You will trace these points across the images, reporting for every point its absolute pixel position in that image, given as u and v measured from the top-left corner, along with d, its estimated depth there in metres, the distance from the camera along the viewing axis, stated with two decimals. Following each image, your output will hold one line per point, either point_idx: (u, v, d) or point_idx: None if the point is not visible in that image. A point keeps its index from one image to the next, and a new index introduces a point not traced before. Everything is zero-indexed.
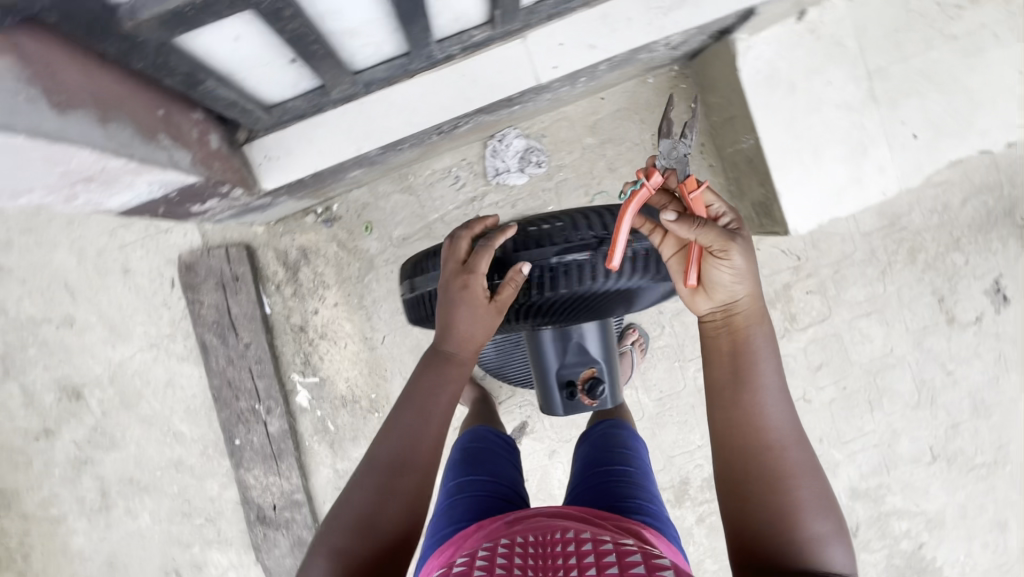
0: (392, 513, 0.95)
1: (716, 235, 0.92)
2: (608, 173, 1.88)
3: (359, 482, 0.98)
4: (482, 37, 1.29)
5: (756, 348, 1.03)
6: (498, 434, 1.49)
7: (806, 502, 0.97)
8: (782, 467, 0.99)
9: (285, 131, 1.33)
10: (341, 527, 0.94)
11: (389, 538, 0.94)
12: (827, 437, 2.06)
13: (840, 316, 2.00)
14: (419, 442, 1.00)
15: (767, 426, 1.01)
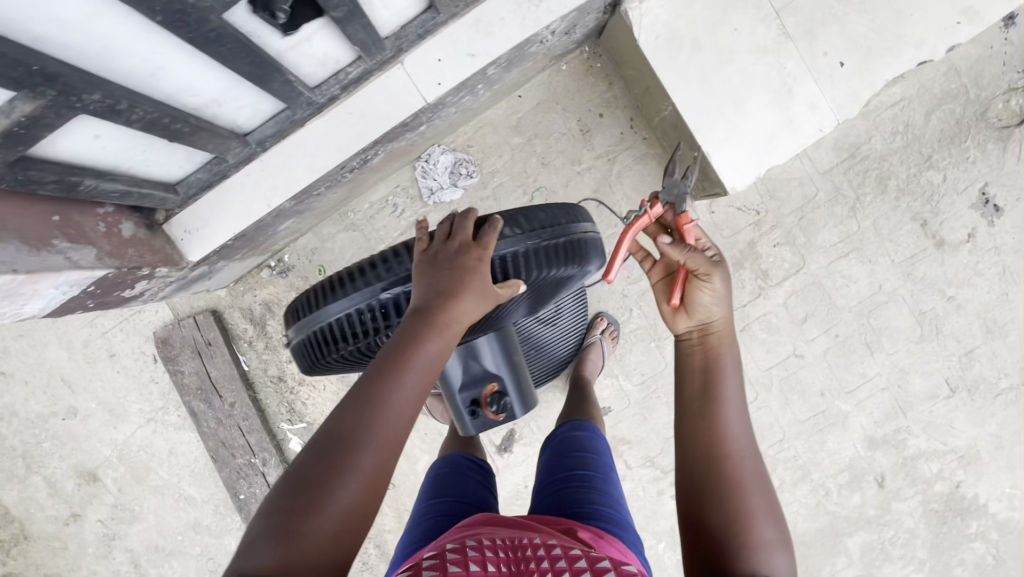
0: (344, 512, 0.76)
1: (701, 258, 1.05)
2: (542, 169, 1.87)
3: (307, 467, 0.77)
4: (359, 71, 1.30)
5: (720, 365, 1.07)
6: (472, 459, 1.45)
7: (757, 510, 0.94)
8: (735, 473, 0.97)
9: (197, 203, 1.38)
10: (279, 521, 0.73)
11: (340, 528, 0.75)
12: (829, 390, 1.95)
13: (816, 263, 1.90)
14: (385, 432, 0.81)
15: (726, 434, 1.01)
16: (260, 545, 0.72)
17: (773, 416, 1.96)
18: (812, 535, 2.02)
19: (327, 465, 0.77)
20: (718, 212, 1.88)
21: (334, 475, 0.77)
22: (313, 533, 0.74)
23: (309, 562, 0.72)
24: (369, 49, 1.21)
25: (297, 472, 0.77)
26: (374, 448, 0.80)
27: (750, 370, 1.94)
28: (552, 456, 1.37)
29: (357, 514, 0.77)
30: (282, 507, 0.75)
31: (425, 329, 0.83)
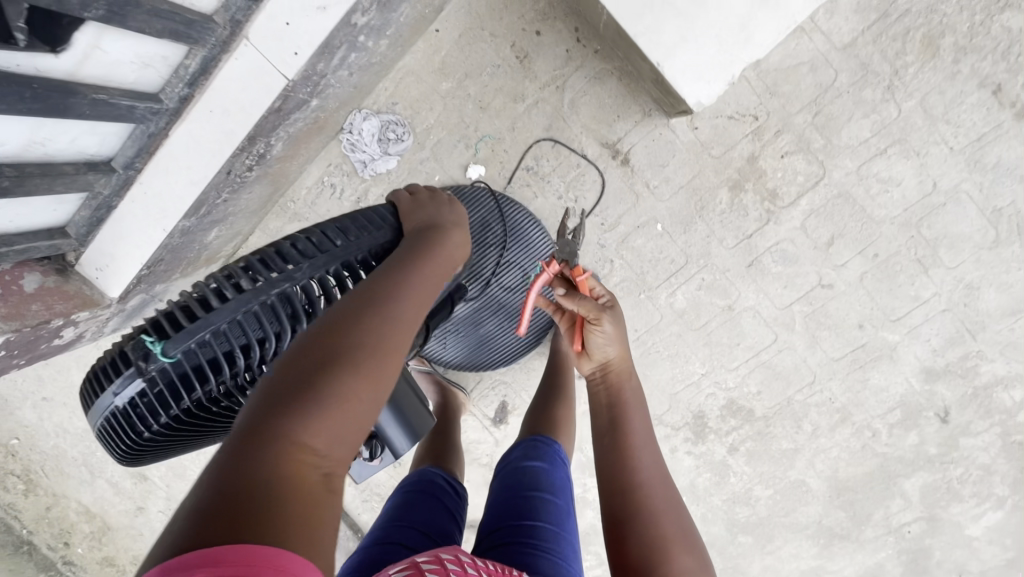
0: (346, 410, 0.61)
1: (591, 306, 1.03)
2: (482, 113, 1.59)
3: (302, 357, 0.62)
4: (199, 63, 1.11)
5: (625, 400, 1.03)
6: (451, 483, 1.12)
7: (673, 540, 0.87)
8: (650, 502, 0.91)
9: (98, 239, 1.31)
10: (269, 415, 0.57)
11: (359, 400, 0.62)
12: (870, 321, 1.60)
13: (842, 169, 1.50)
14: (394, 325, 0.69)
15: (636, 461, 0.96)
16: (238, 450, 0.55)
17: (799, 357, 1.66)
18: (859, 480, 1.77)
19: (330, 352, 0.63)
20: (703, 126, 1.52)
21: (335, 362, 0.62)
22: (309, 430, 0.58)
23: (319, 434, 0.58)
24: (186, 37, 1.02)
25: (290, 364, 0.62)
26: (382, 341, 0.67)
27: (766, 310, 1.63)
28: (499, 488, 1.07)
29: (354, 411, 0.61)
30: (267, 403, 0.59)
31: (424, 252, 0.80)
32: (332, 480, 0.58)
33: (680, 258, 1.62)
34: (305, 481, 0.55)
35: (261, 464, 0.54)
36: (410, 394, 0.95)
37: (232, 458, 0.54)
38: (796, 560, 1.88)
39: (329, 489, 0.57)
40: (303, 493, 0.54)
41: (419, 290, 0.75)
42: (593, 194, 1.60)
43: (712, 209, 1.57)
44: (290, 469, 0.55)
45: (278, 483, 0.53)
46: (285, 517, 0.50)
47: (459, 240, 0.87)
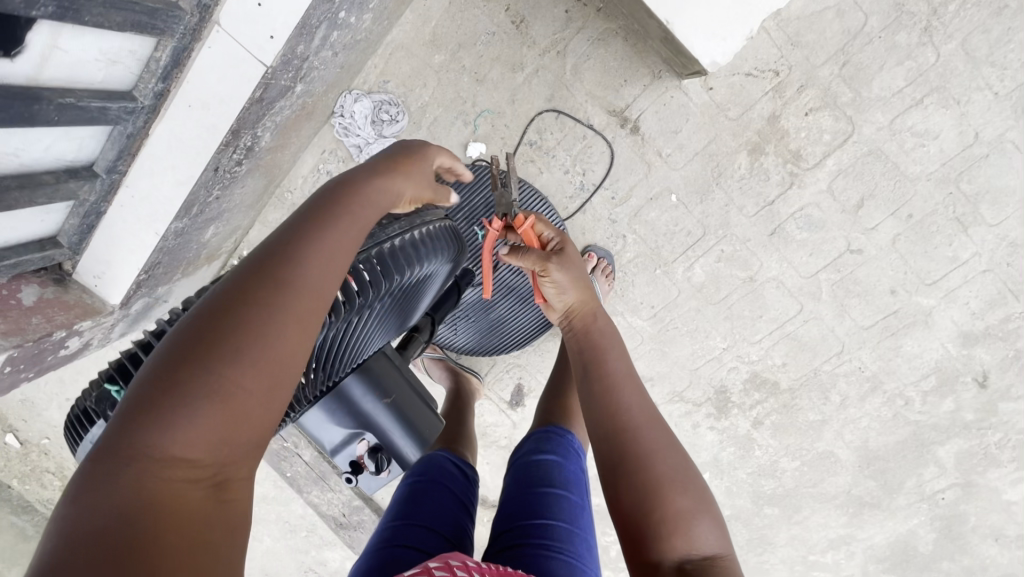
0: (229, 409, 0.51)
1: (532, 256, 0.97)
2: (479, 86, 1.49)
3: (171, 352, 0.53)
4: (170, 55, 1.03)
5: (596, 341, 0.94)
6: (460, 466, 0.90)
7: (666, 485, 0.78)
8: (638, 445, 0.81)
9: (91, 247, 1.28)
10: (129, 428, 0.48)
11: (244, 394, 0.52)
12: (903, 286, 1.51)
13: (873, 124, 1.38)
14: (292, 301, 0.58)
15: (618, 405, 0.85)
16: (93, 472, 0.46)
17: (827, 327, 1.58)
18: (891, 448, 1.71)
19: (203, 341, 0.53)
20: (719, 86, 1.40)
21: (210, 353, 0.52)
22: (179, 438, 0.49)
23: (192, 439, 0.49)
24: (151, 27, 0.94)
25: (158, 362, 0.53)
26: (274, 319, 0.56)
27: (791, 280, 1.54)
28: (511, 484, 1.03)
29: (240, 407, 0.52)
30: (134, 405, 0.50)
31: (343, 206, 0.68)
32: (225, 491, 0.50)
33: (697, 230, 1.52)
34: (179, 499, 0.46)
35: (117, 488, 0.45)
36: (415, 399, 0.90)
37: (86, 484, 0.46)
38: (825, 529, 1.85)
39: (217, 503, 0.48)
40: (174, 513, 0.45)
41: (329, 252, 0.63)
42: (602, 166, 1.51)
43: (730, 175, 1.46)
44: (159, 487, 0.46)
45: (138, 508, 0.44)
46: (146, 545, 0.42)
47: (392, 185, 0.74)
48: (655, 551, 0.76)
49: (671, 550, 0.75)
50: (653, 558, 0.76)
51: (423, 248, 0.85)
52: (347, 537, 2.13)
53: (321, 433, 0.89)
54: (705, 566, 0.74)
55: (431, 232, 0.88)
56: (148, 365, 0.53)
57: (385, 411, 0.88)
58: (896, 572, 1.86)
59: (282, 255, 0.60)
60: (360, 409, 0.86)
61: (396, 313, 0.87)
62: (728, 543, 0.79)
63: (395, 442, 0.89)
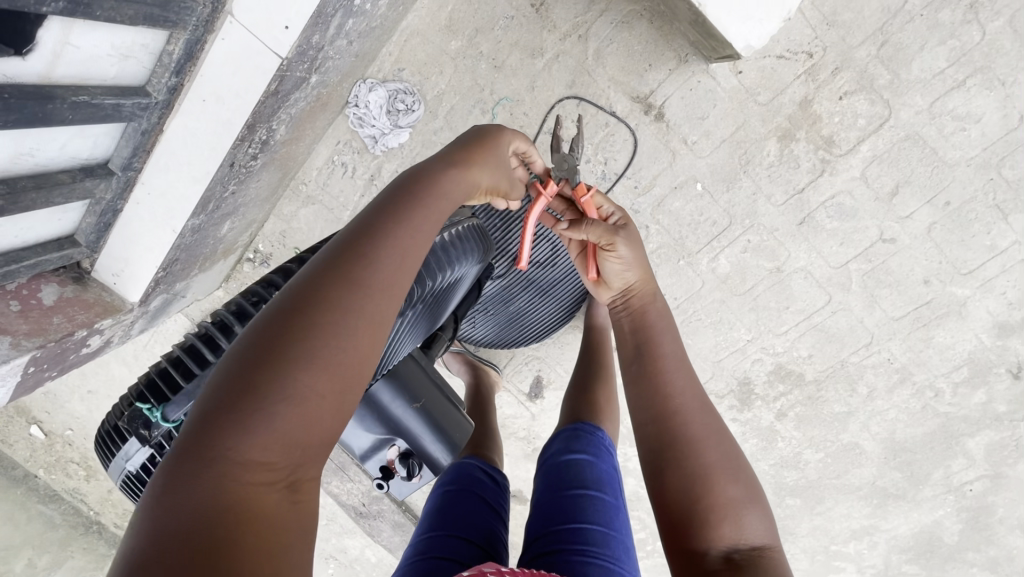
0: (304, 412, 0.54)
1: (597, 227, 0.93)
2: (497, 72, 1.44)
3: (250, 353, 0.56)
4: (183, 48, 1.00)
5: (649, 322, 0.91)
6: (490, 472, 0.88)
7: (712, 472, 0.76)
8: (686, 430, 0.79)
9: (109, 245, 1.27)
10: (213, 428, 0.52)
11: (318, 402, 0.55)
12: (937, 275, 1.46)
13: (912, 107, 1.32)
14: (360, 309, 0.59)
15: (668, 389, 0.83)
16: (179, 469, 0.51)
17: (856, 318, 1.54)
18: (919, 440, 1.67)
19: (279, 345, 0.56)
20: (748, 69, 1.34)
21: (287, 357, 0.55)
22: (259, 439, 0.52)
23: (269, 444, 0.53)
24: (164, 19, 0.91)
25: (239, 360, 0.56)
26: (344, 325, 0.58)
27: (819, 271, 1.50)
28: (542, 486, 1.02)
29: (312, 413, 0.55)
30: (217, 406, 0.54)
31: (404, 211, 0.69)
32: (297, 490, 0.54)
33: (723, 219, 1.48)
34: (257, 498, 0.50)
35: (204, 485, 0.50)
36: (444, 402, 0.89)
37: (177, 477, 0.50)
38: (847, 520, 1.83)
39: (291, 504, 0.52)
40: (253, 513, 0.49)
41: (394, 255, 0.65)
42: (624, 155, 1.46)
43: (759, 163, 1.41)
44: (239, 486, 0.50)
45: (223, 506, 0.49)
46: (230, 545, 0.46)
47: (452, 184, 0.75)
48: (700, 540, 0.74)
49: (717, 539, 0.73)
50: (699, 548, 0.73)
51: (451, 252, 0.84)
52: (367, 526, 2.15)
53: (350, 439, 0.89)
54: (753, 557, 0.72)
55: (460, 234, 0.87)
56: (229, 361, 0.57)
57: (415, 415, 0.86)
58: (919, 563, 1.85)
59: (352, 259, 0.62)
60: (389, 414, 0.86)
61: (426, 316, 0.86)
62: (775, 536, 0.76)
63: (425, 447, 0.87)
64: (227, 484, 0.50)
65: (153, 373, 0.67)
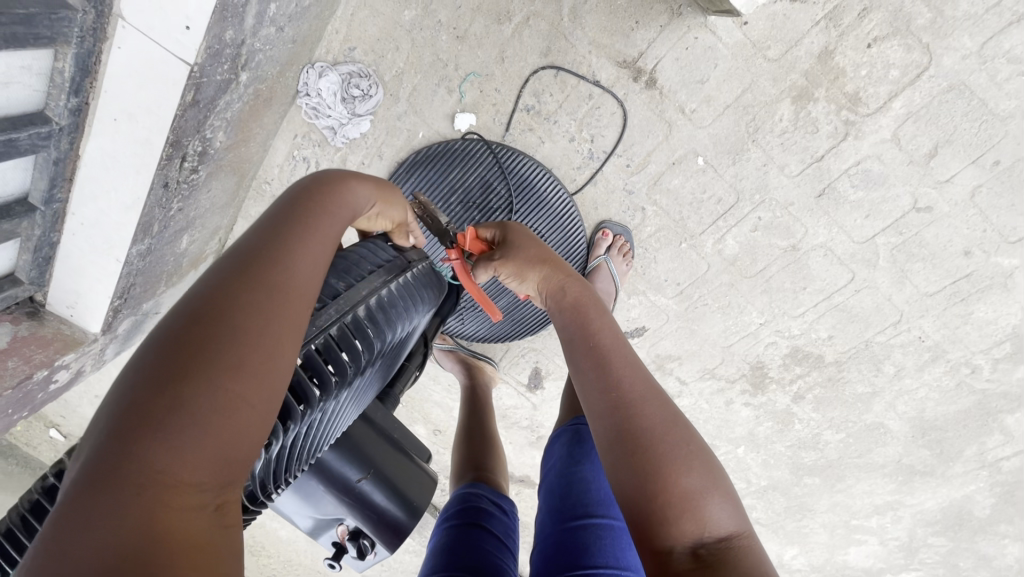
0: (231, 423, 0.45)
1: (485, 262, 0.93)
2: (460, 44, 1.25)
3: (151, 371, 0.45)
4: (74, 64, 0.86)
5: (590, 318, 0.85)
6: (497, 503, 1.16)
7: (669, 460, 0.66)
8: (637, 420, 0.70)
9: (58, 278, 1.19)
10: (118, 459, 0.41)
11: (234, 409, 0.46)
12: (979, 245, 1.27)
13: (958, 51, 1.10)
14: (279, 304, 0.54)
15: (613, 382, 0.74)
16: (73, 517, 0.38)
17: (883, 296, 1.37)
18: (951, 418, 1.54)
19: (193, 351, 0.47)
20: (756, 19, 1.13)
21: (204, 362, 0.46)
22: (180, 456, 0.42)
23: (185, 456, 0.42)
24: (33, 38, 0.76)
25: (136, 381, 0.45)
26: (267, 321, 0.52)
27: (841, 247, 1.32)
28: (543, 516, 0.99)
29: (232, 419, 0.45)
30: (111, 437, 0.42)
31: (307, 214, 0.66)
32: (228, 514, 0.44)
33: (729, 196, 1.30)
34: (187, 527, 0.40)
35: (113, 522, 0.38)
36: (407, 463, 0.82)
37: (80, 524, 0.37)
38: (870, 496, 1.73)
39: (223, 527, 0.42)
40: (187, 545, 0.38)
41: (306, 260, 0.60)
42: (613, 130, 1.28)
43: (770, 129, 1.22)
44: (165, 518, 0.39)
45: (147, 543, 0.37)
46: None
47: (359, 196, 0.74)
48: (664, 537, 0.63)
49: (680, 535, 0.63)
50: (663, 546, 0.63)
51: (392, 310, 0.78)
52: None
53: (303, 506, 0.81)
54: (721, 551, 0.61)
55: (405, 283, 0.83)
56: (121, 391, 0.45)
57: (370, 486, 0.78)
58: (946, 535, 1.76)
59: (264, 262, 0.56)
60: (342, 487, 0.77)
61: (365, 387, 0.78)
62: (748, 526, 0.65)
63: (388, 517, 0.79)
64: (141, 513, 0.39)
65: (40, 490, 0.59)
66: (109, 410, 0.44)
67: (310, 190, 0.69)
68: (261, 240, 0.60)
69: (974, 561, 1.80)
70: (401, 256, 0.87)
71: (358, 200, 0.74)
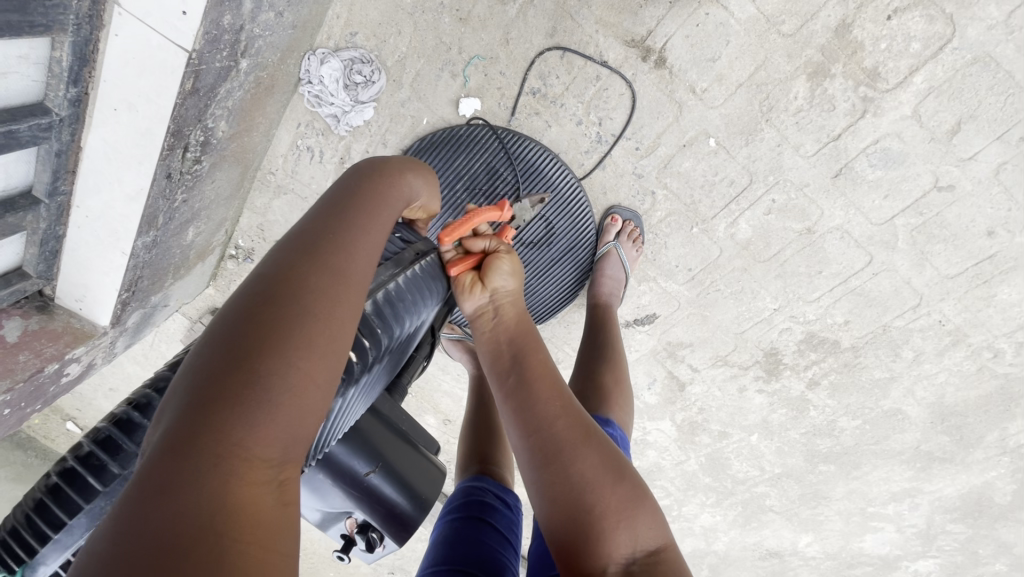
0: (297, 401, 0.49)
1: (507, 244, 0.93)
2: (463, 27, 1.22)
3: (230, 344, 0.49)
4: (72, 52, 0.85)
5: (531, 336, 0.87)
6: (503, 498, 1.14)
7: (595, 478, 0.68)
8: (557, 437, 0.72)
9: (66, 272, 1.19)
10: (201, 429, 0.44)
11: (300, 396, 0.49)
12: (1003, 224, 1.23)
13: (982, 21, 1.05)
14: (342, 291, 0.57)
15: (535, 402, 0.76)
16: (154, 480, 0.41)
17: (901, 279, 1.33)
18: (971, 403, 1.50)
19: (265, 330, 0.50)
20: None
21: (280, 345, 0.49)
22: (253, 436, 0.45)
23: (258, 435, 0.46)
24: (29, 26, 0.75)
25: (217, 352, 0.49)
26: (331, 307, 0.55)
27: (859, 229, 1.28)
28: None
29: (300, 404, 0.49)
30: (194, 408, 0.46)
31: (367, 200, 0.67)
32: (288, 491, 0.47)
33: (742, 178, 1.26)
34: (253, 498, 0.43)
35: (194, 489, 0.41)
36: (414, 456, 0.81)
37: (162, 477, 0.41)
38: (887, 483, 1.70)
39: (282, 506, 0.45)
40: (249, 515, 0.42)
41: (367, 249, 0.63)
42: (622, 112, 1.25)
43: (785, 108, 1.18)
44: (234, 486, 0.43)
45: (219, 509, 0.41)
46: (226, 557, 0.39)
47: (412, 187, 0.75)
48: (597, 556, 0.66)
49: (613, 551, 0.66)
50: (597, 565, 0.65)
51: (402, 303, 0.77)
52: None
53: (310, 501, 0.80)
54: (648, 565, 0.65)
55: (412, 277, 0.80)
56: (202, 358, 0.49)
57: (379, 479, 0.77)
58: (965, 522, 1.73)
59: (328, 246, 0.59)
60: (351, 480, 0.77)
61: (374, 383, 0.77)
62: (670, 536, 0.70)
63: (399, 511, 0.79)
64: (216, 485, 0.42)
65: (42, 489, 0.58)
66: (193, 381, 0.48)
67: (373, 175, 0.71)
68: (325, 222, 0.62)
69: (994, 548, 1.77)
70: (409, 247, 0.83)
71: (410, 191, 0.76)
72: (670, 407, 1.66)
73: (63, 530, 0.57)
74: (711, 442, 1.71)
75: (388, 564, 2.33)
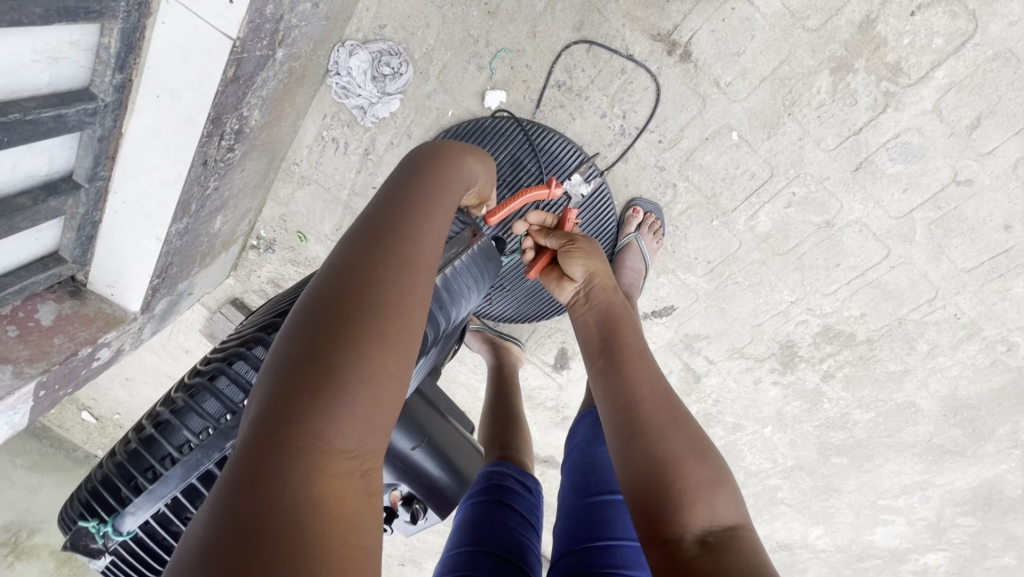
0: (373, 393, 0.51)
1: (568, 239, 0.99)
2: (491, 20, 1.24)
3: (306, 342, 0.52)
4: (119, 39, 0.87)
5: (620, 322, 0.93)
6: (522, 481, 1.15)
7: (680, 452, 0.74)
8: (648, 412, 0.79)
9: (100, 258, 1.21)
10: (288, 422, 0.47)
11: (378, 384, 0.52)
12: (1019, 218, 1.25)
13: (1004, 17, 1.08)
14: (408, 282, 0.59)
15: (630, 380, 0.83)
16: (252, 469, 0.45)
17: (918, 273, 1.35)
18: (984, 396, 1.52)
19: (341, 324, 0.53)
20: None
21: (355, 337, 0.52)
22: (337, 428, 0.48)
23: (343, 424, 0.49)
24: (84, 11, 0.77)
25: (295, 350, 0.52)
26: (399, 300, 0.57)
27: (877, 222, 1.30)
28: (568, 489, 0.99)
29: (378, 393, 0.52)
30: (281, 401, 0.49)
31: (421, 193, 0.70)
32: (370, 483, 0.50)
33: (764, 171, 1.29)
34: (338, 491, 0.46)
35: (290, 479, 0.44)
36: (451, 434, 0.85)
37: (259, 470, 0.44)
38: (898, 476, 1.72)
39: (366, 497, 0.49)
40: (335, 511, 0.45)
41: (427, 241, 0.66)
42: (646, 105, 1.27)
43: (807, 102, 1.20)
44: (321, 479, 0.46)
45: (315, 502, 0.44)
46: (319, 544, 0.42)
47: (468, 176, 0.80)
48: (676, 525, 0.69)
49: (689, 523, 0.69)
50: (672, 533, 0.69)
51: (457, 283, 0.83)
52: None
53: None
54: (726, 539, 0.68)
55: (472, 257, 0.87)
56: (285, 352, 0.53)
57: (423, 454, 0.80)
58: (975, 515, 1.75)
59: (393, 240, 0.62)
60: (396, 454, 0.79)
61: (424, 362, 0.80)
62: (748, 519, 0.73)
63: (440, 486, 0.82)
64: (308, 475, 0.45)
65: (138, 440, 0.65)
66: (277, 374, 0.51)
67: (422, 173, 0.74)
68: (381, 219, 0.65)
69: (1004, 541, 1.79)
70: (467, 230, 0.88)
71: (466, 179, 0.80)
72: (686, 398, 1.68)
73: (157, 479, 0.63)
74: (724, 433, 1.73)
75: (399, 555, 2.35)
